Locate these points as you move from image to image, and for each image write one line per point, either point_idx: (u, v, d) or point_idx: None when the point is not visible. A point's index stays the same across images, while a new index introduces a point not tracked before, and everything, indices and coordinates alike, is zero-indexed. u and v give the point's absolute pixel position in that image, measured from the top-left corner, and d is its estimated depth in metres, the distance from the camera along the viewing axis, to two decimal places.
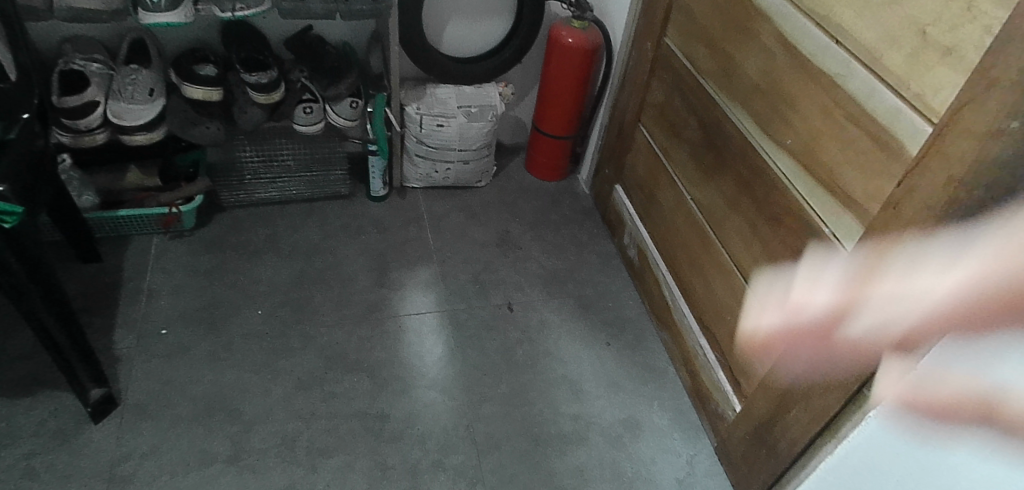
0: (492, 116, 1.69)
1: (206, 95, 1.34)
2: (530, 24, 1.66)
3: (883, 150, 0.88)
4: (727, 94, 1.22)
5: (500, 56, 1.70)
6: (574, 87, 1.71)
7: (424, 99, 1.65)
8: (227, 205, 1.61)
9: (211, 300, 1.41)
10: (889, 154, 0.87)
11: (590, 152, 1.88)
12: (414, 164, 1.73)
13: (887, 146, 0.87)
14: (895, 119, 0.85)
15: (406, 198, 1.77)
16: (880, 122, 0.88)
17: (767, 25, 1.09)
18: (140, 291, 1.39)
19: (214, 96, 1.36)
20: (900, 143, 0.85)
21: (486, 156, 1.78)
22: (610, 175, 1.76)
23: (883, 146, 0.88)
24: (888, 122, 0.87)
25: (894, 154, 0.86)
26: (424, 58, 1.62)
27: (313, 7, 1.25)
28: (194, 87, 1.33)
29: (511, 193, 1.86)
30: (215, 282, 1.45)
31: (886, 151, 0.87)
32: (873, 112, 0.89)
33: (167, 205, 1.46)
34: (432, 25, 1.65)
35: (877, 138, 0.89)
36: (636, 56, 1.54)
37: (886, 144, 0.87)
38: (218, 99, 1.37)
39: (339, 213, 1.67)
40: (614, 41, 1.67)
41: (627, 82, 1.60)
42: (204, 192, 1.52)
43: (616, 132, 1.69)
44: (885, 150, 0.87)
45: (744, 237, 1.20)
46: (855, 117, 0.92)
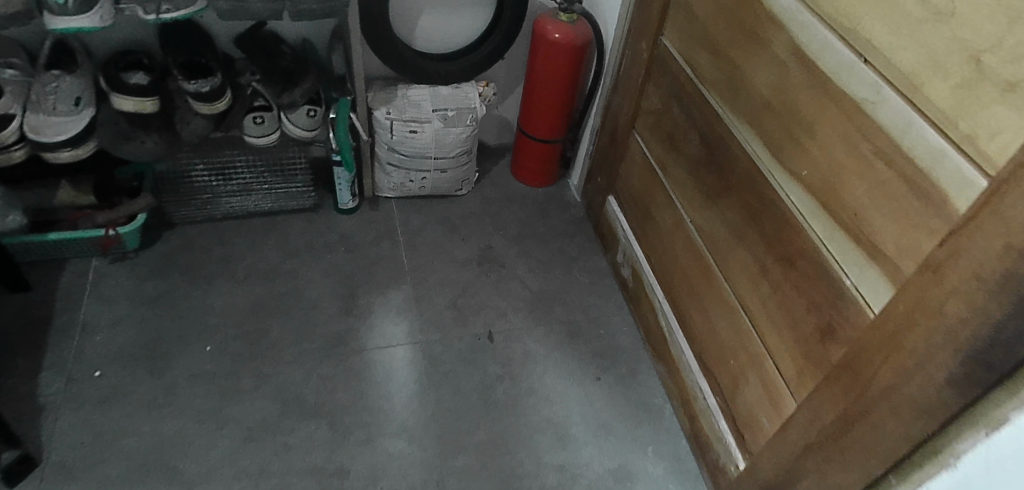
0: (471, 120, 1.53)
1: (139, 106, 1.18)
2: (512, 17, 1.49)
3: (914, 195, 0.72)
4: (732, 108, 1.06)
5: (479, 52, 1.53)
6: (562, 86, 1.54)
7: (394, 102, 1.48)
8: (179, 220, 1.46)
9: (155, 334, 1.27)
10: (923, 201, 0.71)
11: (581, 157, 1.72)
12: (387, 173, 1.57)
13: (921, 192, 0.72)
14: (932, 161, 0.70)
15: (379, 209, 1.61)
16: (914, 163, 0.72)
17: (781, 34, 0.92)
18: (75, 325, 1.25)
19: (149, 107, 1.20)
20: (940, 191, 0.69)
21: (466, 163, 1.62)
22: (602, 184, 1.60)
23: (916, 191, 0.72)
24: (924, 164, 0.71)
25: (928, 203, 0.71)
26: (393, 55, 1.45)
27: (254, 7, 1.07)
28: (124, 98, 1.17)
29: (495, 202, 1.71)
30: (161, 312, 1.31)
31: (921, 199, 0.72)
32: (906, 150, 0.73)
33: (104, 226, 1.31)
34: (402, 17, 1.47)
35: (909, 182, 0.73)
36: (630, 57, 1.37)
37: (916, 190, 0.72)
38: (155, 110, 1.21)
39: (303, 228, 1.52)
40: (605, 36, 1.49)
41: (621, 83, 1.43)
42: (149, 209, 1.36)
43: (608, 138, 1.53)
44: (919, 198, 0.72)
45: (750, 275, 1.05)
46: (883, 154, 0.76)
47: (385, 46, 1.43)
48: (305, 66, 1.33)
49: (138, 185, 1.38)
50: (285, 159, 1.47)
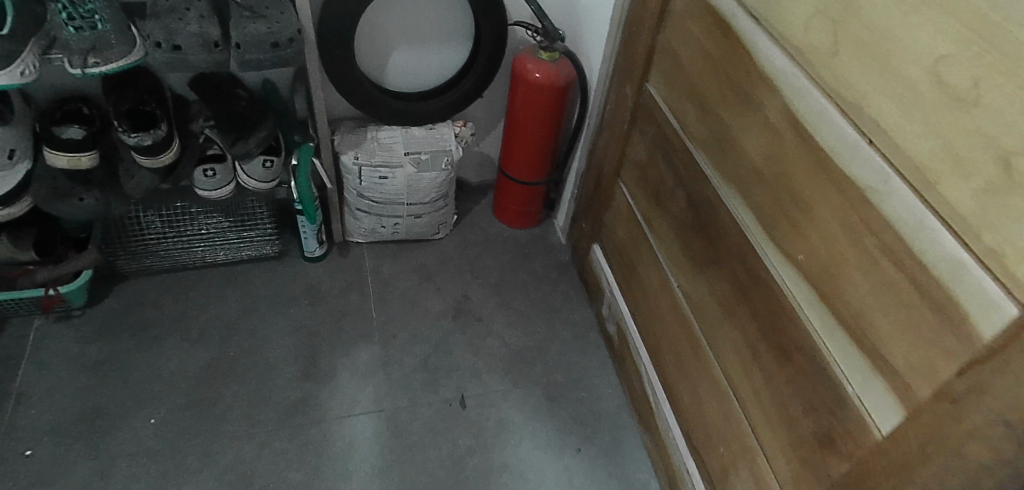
0: (446, 164, 1.43)
1: (75, 162, 1.07)
2: (490, 56, 1.39)
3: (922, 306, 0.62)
4: (721, 171, 0.96)
5: (455, 90, 1.43)
6: (543, 128, 1.44)
7: (363, 145, 1.38)
8: (132, 272, 1.35)
9: (95, 405, 1.17)
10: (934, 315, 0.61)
11: (566, 199, 1.61)
12: (357, 218, 1.46)
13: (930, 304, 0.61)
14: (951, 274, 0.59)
15: (349, 256, 1.51)
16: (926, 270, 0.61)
17: (775, 98, 0.82)
18: (9, 396, 1.16)
19: (87, 162, 1.08)
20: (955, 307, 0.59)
21: (443, 207, 1.51)
22: (587, 230, 1.50)
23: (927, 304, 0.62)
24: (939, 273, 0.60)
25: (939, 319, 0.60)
26: (361, 95, 1.35)
27: (192, 60, 0.98)
28: (58, 154, 1.06)
29: (474, 246, 1.60)
30: (104, 379, 1.21)
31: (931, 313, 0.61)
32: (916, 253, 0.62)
33: (45, 285, 1.21)
34: (372, 54, 1.37)
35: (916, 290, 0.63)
36: (615, 101, 1.27)
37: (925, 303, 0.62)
38: (93, 164, 1.10)
39: (265, 279, 1.41)
40: (589, 74, 1.39)
41: (606, 128, 1.33)
42: (95, 265, 1.26)
43: (593, 184, 1.43)
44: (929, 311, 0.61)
45: (741, 358, 0.94)
46: (889, 252, 0.66)
47: (351, 86, 1.33)
48: (263, 110, 1.21)
49: (86, 236, 1.27)
50: (244, 205, 1.36)
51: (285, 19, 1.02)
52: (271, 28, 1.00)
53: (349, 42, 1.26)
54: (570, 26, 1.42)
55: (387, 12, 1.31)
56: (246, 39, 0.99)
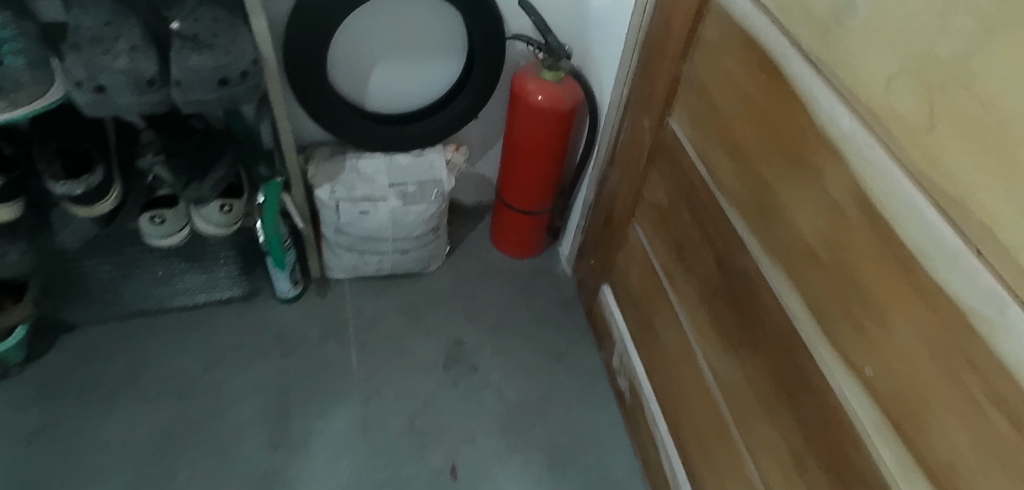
0: (435, 195, 1.27)
1: None
2: (485, 74, 1.22)
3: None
4: (761, 240, 0.80)
5: (446, 112, 1.26)
6: (546, 154, 1.27)
7: (341, 177, 1.22)
8: (79, 321, 1.20)
9: (32, 484, 1.02)
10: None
11: (572, 228, 1.45)
12: (336, 255, 1.31)
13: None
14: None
15: (329, 294, 1.35)
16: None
17: (838, 169, 0.66)
18: None
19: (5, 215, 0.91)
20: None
21: (433, 241, 1.35)
22: (597, 267, 1.34)
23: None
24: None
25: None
26: (339, 121, 1.18)
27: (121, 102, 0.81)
28: None
29: (469, 279, 1.44)
30: (44, 451, 1.06)
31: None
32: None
33: None
34: (351, 72, 1.21)
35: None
36: (630, 132, 1.10)
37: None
38: (16, 216, 0.93)
39: (232, 326, 1.25)
40: (598, 95, 1.22)
41: (617, 160, 1.17)
42: (32, 317, 1.10)
43: (603, 219, 1.27)
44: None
45: (782, 464, 0.79)
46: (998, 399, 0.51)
47: (326, 111, 1.16)
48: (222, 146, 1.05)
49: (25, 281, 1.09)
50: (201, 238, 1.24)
51: (237, 51, 0.85)
52: (218, 62, 0.83)
53: (321, 63, 1.09)
54: (577, 39, 1.24)
55: (367, 25, 1.14)
56: (186, 74, 0.82)
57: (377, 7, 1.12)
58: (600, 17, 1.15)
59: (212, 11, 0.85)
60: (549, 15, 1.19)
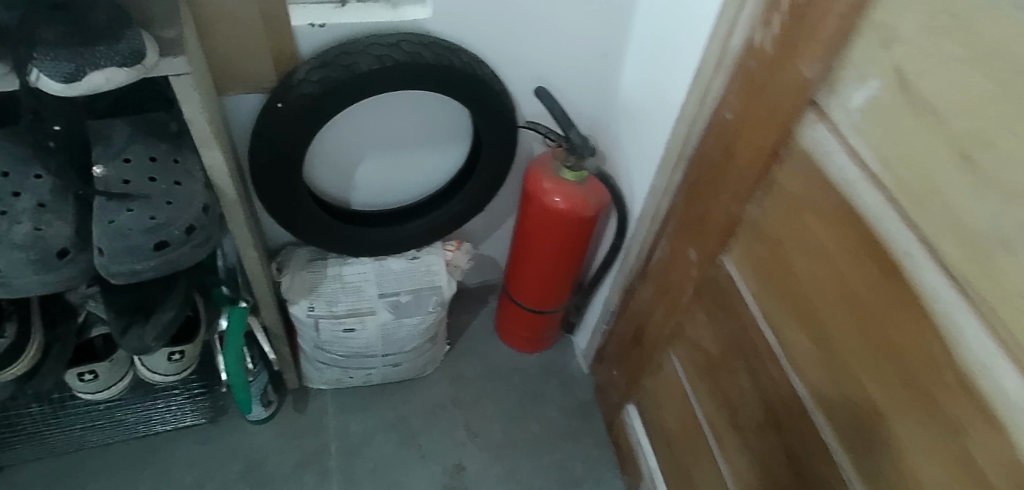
0: (434, 305, 1.09)
1: None
2: (496, 167, 1.03)
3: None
4: (862, 464, 0.60)
5: (447, 206, 1.07)
6: (561, 257, 1.10)
7: (322, 288, 1.05)
8: (13, 460, 1.03)
9: None
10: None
11: (591, 324, 1.26)
12: (318, 369, 1.14)
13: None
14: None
15: (309, 410, 1.18)
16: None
17: (997, 441, 0.46)
18: None
19: None
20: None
21: (428, 351, 1.19)
22: (619, 382, 1.13)
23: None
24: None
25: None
26: (319, 230, 0.99)
27: (22, 284, 0.60)
28: None
29: (471, 383, 1.27)
30: None
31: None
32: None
33: None
34: (336, 165, 1.03)
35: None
36: (669, 255, 0.88)
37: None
38: None
39: (193, 458, 1.09)
40: (627, 197, 1.03)
41: (648, 280, 0.96)
42: None
43: (630, 340, 1.05)
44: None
45: None
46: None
47: (304, 221, 0.97)
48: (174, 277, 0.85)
49: None
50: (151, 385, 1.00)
51: (185, 199, 0.67)
52: (157, 218, 0.64)
53: (297, 171, 0.90)
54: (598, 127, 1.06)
55: (356, 116, 0.96)
56: (113, 240, 0.62)
57: (363, 102, 0.95)
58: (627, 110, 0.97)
59: (150, 147, 0.68)
60: (568, 101, 1.03)
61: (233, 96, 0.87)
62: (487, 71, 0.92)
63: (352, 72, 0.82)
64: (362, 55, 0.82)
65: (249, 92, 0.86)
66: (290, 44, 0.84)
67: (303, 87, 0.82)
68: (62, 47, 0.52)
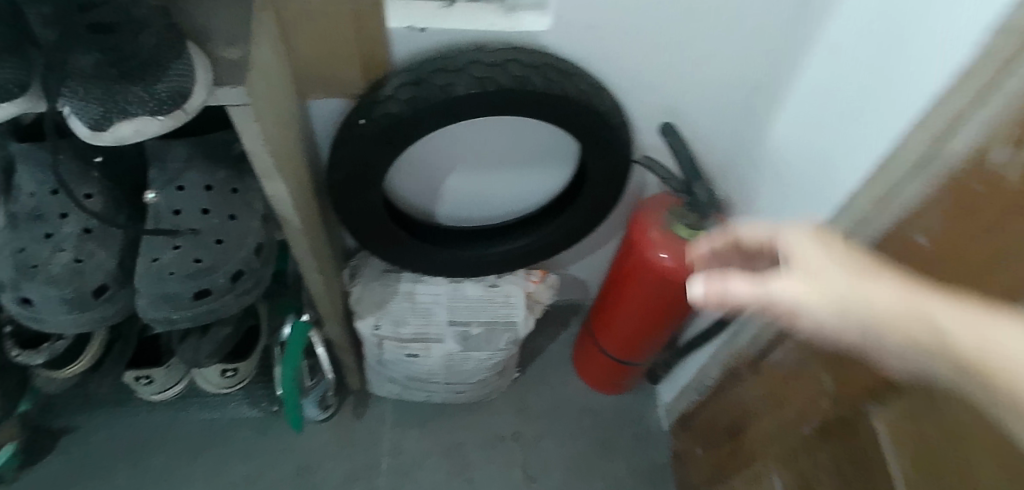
0: (506, 341, 1.00)
1: None
2: (598, 200, 0.89)
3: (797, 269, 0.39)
4: None
5: (539, 234, 0.95)
6: (657, 314, 0.98)
7: (390, 307, 0.97)
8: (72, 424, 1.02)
9: None
10: (847, 267, 0.38)
11: (686, 385, 1.14)
12: (380, 382, 1.10)
13: (891, 332, 0.36)
14: (981, 325, 0.33)
15: (368, 416, 1.16)
16: (919, 355, 0.35)
17: None
18: None
19: None
20: (918, 338, 0.35)
21: (493, 381, 1.13)
22: (705, 466, 1.04)
23: (903, 322, 0.35)
24: (958, 337, 0.34)
25: (871, 316, 0.36)
26: (397, 250, 0.90)
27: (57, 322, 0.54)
28: None
29: (538, 418, 1.21)
30: None
31: (825, 334, 0.39)
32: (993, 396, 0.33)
33: None
34: (423, 175, 0.93)
35: (898, 356, 0.37)
36: (794, 365, 0.75)
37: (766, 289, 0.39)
38: None
39: (249, 450, 1.08)
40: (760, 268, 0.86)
41: (769, 384, 0.82)
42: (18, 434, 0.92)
43: (728, 433, 0.95)
44: (832, 333, 0.38)
45: None
46: (912, 366, 0.37)
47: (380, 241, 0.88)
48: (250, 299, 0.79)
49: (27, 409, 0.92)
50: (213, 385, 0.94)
51: (237, 239, 0.59)
52: (203, 261, 0.57)
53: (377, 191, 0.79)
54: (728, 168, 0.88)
55: (457, 133, 0.86)
56: (153, 283, 0.56)
57: (468, 122, 0.84)
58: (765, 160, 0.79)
59: (206, 174, 0.60)
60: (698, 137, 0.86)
61: (316, 100, 0.77)
62: (607, 101, 0.77)
63: (446, 94, 0.69)
64: (461, 75, 0.69)
65: (334, 97, 0.77)
66: (384, 51, 0.72)
67: (389, 106, 0.71)
68: (94, 83, 0.42)
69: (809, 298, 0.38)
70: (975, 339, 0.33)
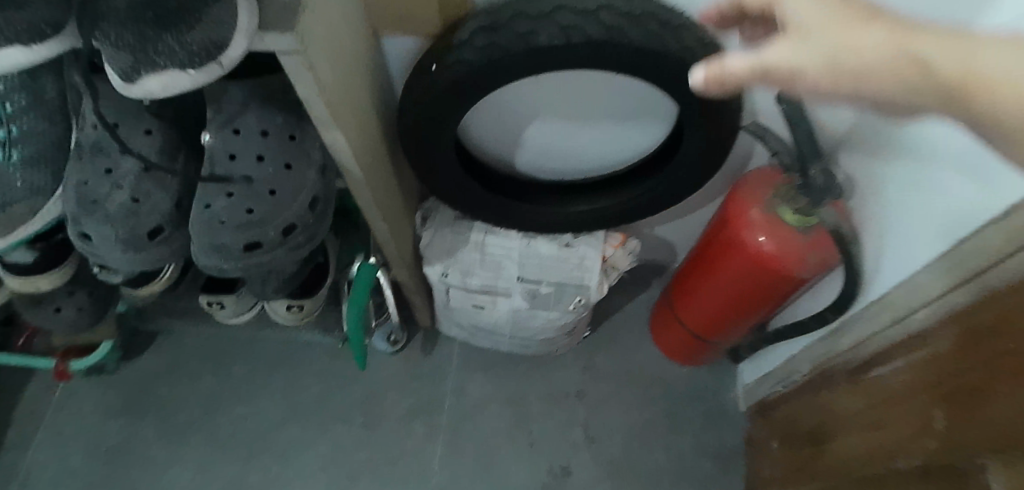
0: (575, 305, 0.95)
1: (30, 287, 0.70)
2: (693, 168, 0.79)
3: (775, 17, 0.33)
4: None
5: (624, 197, 0.87)
6: (749, 299, 0.89)
7: (459, 256, 0.94)
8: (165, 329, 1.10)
9: None
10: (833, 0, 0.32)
11: (771, 373, 1.05)
12: (448, 326, 1.09)
13: (878, 82, 0.29)
14: (973, 48, 0.28)
15: (435, 355, 1.16)
16: (911, 104, 0.30)
17: None
18: (14, 475, 1.00)
19: (49, 283, 0.72)
20: (916, 88, 0.29)
21: (562, 339, 1.08)
22: (779, 466, 0.96)
23: (893, 73, 0.29)
24: (946, 65, 0.28)
25: (866, 69, 0.29)
26: (469, 203, 0.86)
27: (114, 259, 0.55)
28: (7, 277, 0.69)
29: (606, 381, 1.16)
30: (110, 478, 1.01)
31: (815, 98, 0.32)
32: (989, 123, 0.28)
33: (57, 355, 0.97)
34: (506, 124, 0.86)
35: (886, 108, 0.31)
36: (907, 389, 0.66)
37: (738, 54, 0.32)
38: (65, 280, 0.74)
39: (320, 373, 1.12)
40: (882, 271, 0.75)
41: (867, 402, 0.74)
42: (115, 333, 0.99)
43: (808, 438, 0.88)
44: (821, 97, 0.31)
45: None
46: (906, 114, 0.31)
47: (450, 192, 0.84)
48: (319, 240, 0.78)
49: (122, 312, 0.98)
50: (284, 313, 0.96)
51: (291, 192, 0.57)
52: (254, 211, 0.55)
53: (449, 142, 0.74)
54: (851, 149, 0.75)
55: (548, 85, 0.79)
56: (205, 229, 0.55)
57: (560, 73, 0.76)
58: (896, 146, 0.66)
59: (265, 119, 0.57)
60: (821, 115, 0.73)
61: (392, 37, 0.72)
62: None
63: (526, 44, 0.61)
64: (546, 23, 0.61)
65: (410, 36, 0.71)
66: None
67: (461, 54, 0.64)
68: (127, 30, 0.40)
69: (805, 63, 0.30)
70: (962, 62, 0.28)
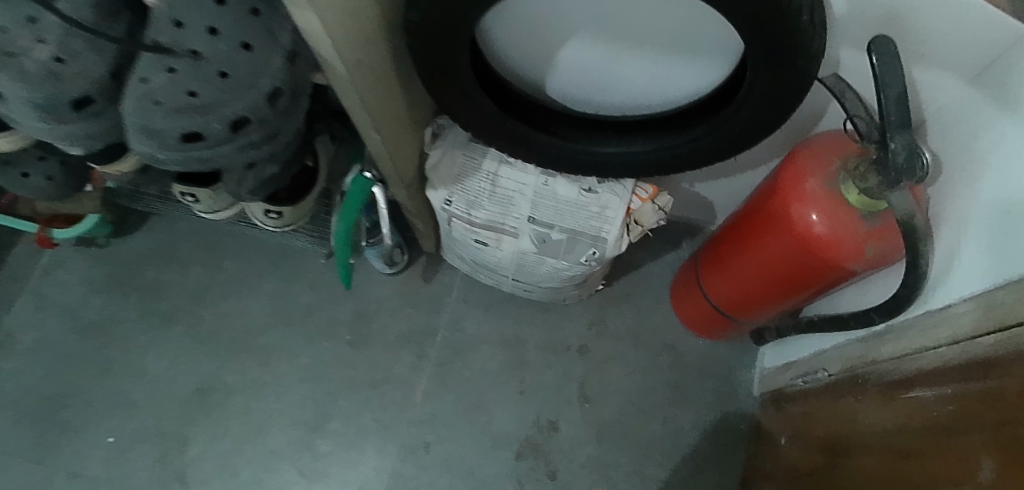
0: (587, 257, 0.85)
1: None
2: (747, 117, 0.66)
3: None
4: None
5: (663, 138, 0.75)
6: (787, 282, 0.77)
7: (466, 184, 0.84)
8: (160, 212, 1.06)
9: (67, 383, 0.99)
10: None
11: (794, 363, 0.94)
12: (452, 255, 1.01)
13: None
14: None
15: (435, 282, 1.08)
16: None
17: None
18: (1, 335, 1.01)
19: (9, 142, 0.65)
20: None
21: (571, 290, 0.99)
22: (783, 466, 0.87)
23: None
24: None
25: None
26: (483, 125, 0.75)
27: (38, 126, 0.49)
28: None
29: (613, 340, 1.07)
30: (90, 353, 1.01)
31: None
32: None
33: (40, 222, 0.94)
34: (528, 38, 0.71)
35: None
36: (951, 422, 0.54)
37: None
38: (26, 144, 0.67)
39: (312, 283, 1.06)
40: (952, 276, 0.62)
41: (898, 425, 0.62)
42: (100, 208, 0.95)
43: (819, 446, 0.78)
44: None
45: None
46: None
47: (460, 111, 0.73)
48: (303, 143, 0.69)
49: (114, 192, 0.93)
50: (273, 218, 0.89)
51: (247, 78, 0.47)
52: (197, 95, 0.46)
53: (463, 51, 0.63)
54: (945, 123, 0.60)
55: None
56: (138, 109, 0.46)
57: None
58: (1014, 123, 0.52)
59: None
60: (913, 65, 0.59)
61: None
62: None
63: None
64: None
65: None
66: None
67: None
68: None
69: None
70: None
